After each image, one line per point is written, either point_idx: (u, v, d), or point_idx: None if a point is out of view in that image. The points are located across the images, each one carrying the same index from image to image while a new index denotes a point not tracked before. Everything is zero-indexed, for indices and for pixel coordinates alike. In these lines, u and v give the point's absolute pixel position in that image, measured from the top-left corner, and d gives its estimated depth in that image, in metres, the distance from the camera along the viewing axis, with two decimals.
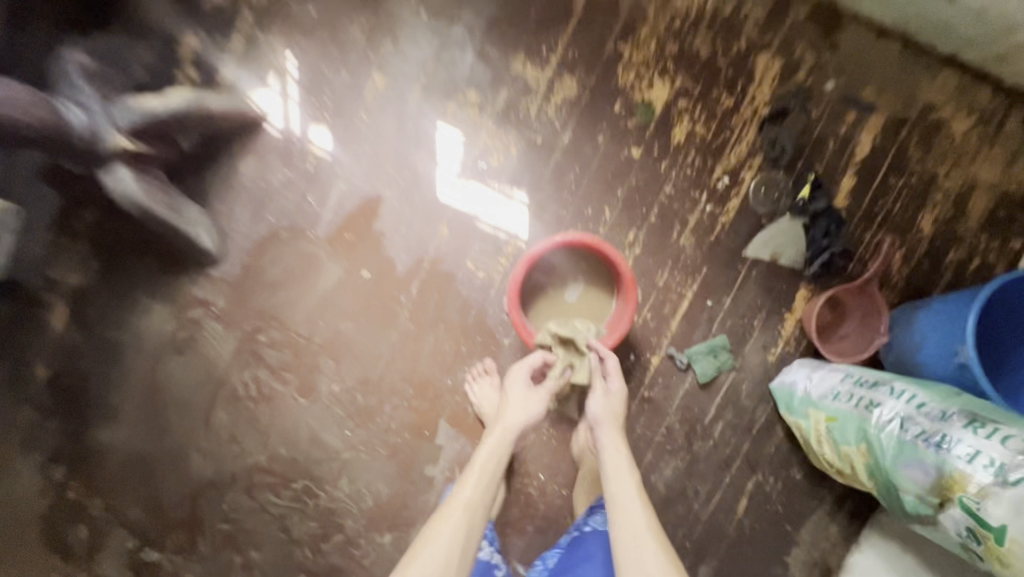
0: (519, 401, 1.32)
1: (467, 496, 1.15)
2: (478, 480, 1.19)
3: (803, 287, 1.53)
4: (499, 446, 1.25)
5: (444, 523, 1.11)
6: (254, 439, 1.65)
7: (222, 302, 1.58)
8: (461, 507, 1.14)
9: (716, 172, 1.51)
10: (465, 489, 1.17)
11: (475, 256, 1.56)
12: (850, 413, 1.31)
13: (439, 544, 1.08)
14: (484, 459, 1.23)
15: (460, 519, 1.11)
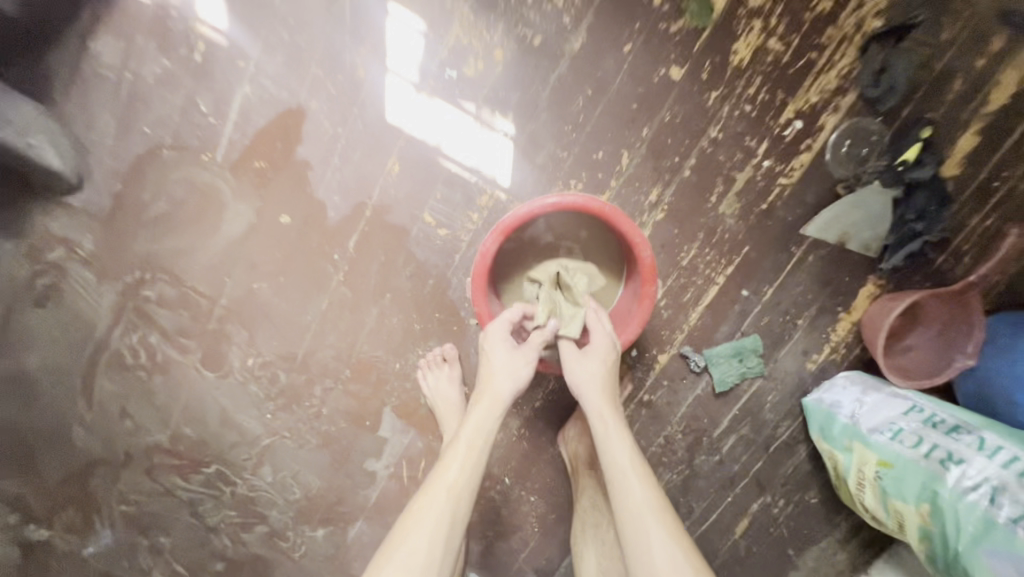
0: (502, 367, 1.01)
1: (448, 479, 0.93)
2: (461, 458, 0.95)
3: (871, 282, 1.14)
4: (483, 421, 0.99)
5: (419, 518, 0.90)
6: (150, 414, 1.32)
7: (91, 243, 1.17)
8: (439, 494, 0.92)
9: (786, 112, 1.05)
10: (443, 471, 0.95)
11: (436, 206, 1.13)
12: (912, 463, 1.00)
13: (414, 542, 0.87)
14: (468, 434, 0.98)
15: (440, 509, 0.91)
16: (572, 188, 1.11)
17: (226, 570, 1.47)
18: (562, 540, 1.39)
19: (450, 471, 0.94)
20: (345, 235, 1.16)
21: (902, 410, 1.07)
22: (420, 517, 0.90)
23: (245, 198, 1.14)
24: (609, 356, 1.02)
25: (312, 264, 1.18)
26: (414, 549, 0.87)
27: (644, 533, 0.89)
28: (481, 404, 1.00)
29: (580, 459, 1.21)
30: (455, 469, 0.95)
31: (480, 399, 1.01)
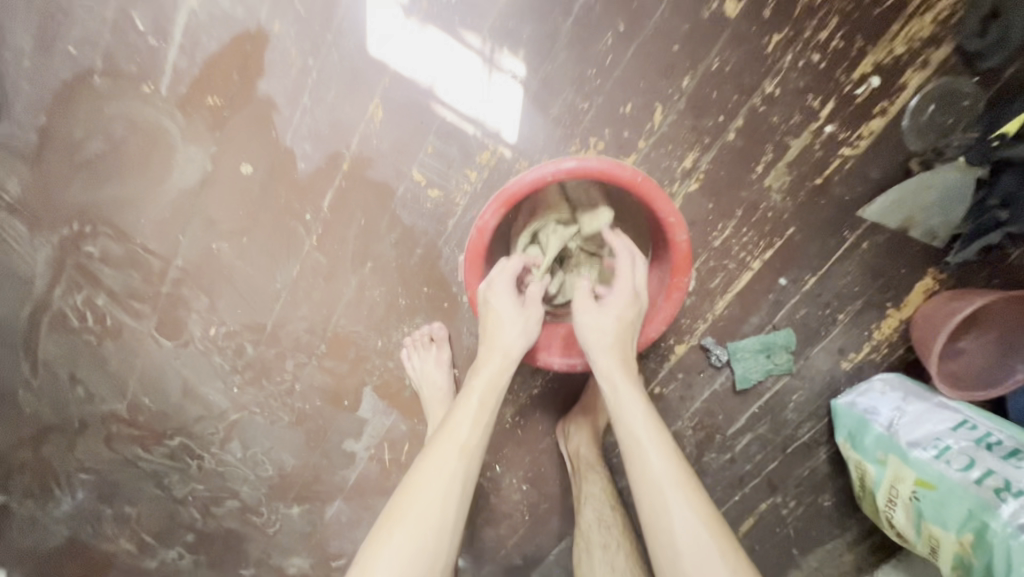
0: (513, 318, 0.85)
1: (457, 436, 0.80)
2: (472, 414, 0.82)
3: (929, 275, 0.98)
4: (496, 374, 0.85)
5: (426, 480, 0.76)
6: (105, 382, 1.18)
7: (19, 187, 0.99)
8: (446, 454, 0.78)
9: (862, 65, 0.85)
10: (450, 429, 0.81)
11: (427, 161, 0.95)
12: (960, 487, 0.87)
13: (422, 510, 0.74)
14: (480, 386, 0.84)
15: (452, 472, 0.77)
16: (592, 149, 0.92)
17: (196, 542, 1.39)
18: (553, 531, 1.30)
19: (458, 428, 0.80)
20: (318, 191, 0.98)
21: (950, 426, 0.94)
22: (427, 481, 0.76)
23: (199, 140, 0.95)
24: (630, 316, 0.84)
25: (279, 224, 1.00)
26: (423, 518, 0.74)
27: (665, 511, 0.73)
28: (488, 358, 0.85)
29: (583, 460, 1.08)
30: (467, 425, 0.81)
31: (487, 350, 0.86)
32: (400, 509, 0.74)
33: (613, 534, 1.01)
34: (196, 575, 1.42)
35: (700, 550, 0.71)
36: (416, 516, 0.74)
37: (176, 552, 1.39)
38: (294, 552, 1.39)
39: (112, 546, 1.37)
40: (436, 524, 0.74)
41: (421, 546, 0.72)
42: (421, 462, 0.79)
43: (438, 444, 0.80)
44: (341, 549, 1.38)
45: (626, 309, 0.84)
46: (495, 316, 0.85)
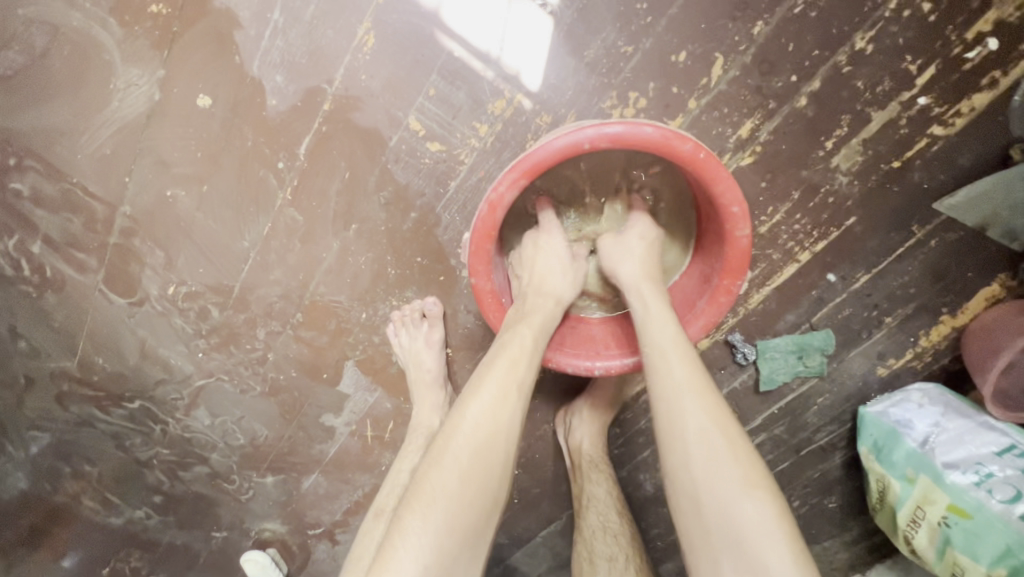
0: (558, 264, 0.75)
1: (519, 372, 0.68)
2: (527, 357, 0.69)
3: (997, 280, 0.85)
4: (549, 322, 0.73)
5: (489, 416, 0.65)
6: (51, 338, 1.05)
7: None
8: (499, 381, 0.67)
9: (981, 21, 0.68)
10: (505, 360, 0.68)
11: (428, 107, 0.77)
12: (1000, 520, 0.80)
13: (471, 443, 0.64)
14: (531, 331, 0.71)
15: (514, 410, 0.67)
16: (630, 106, 0.75)
17: (164, 503, 1.31)
18: (541, 515, 1.23)
19: (515, 360, 0.69)
20: (293, 134, 0.80)
21: (993, 450, 0.85)
22: (483, 412, 0.65)
23: (142, 60, 0.76)
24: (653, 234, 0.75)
25: (245, 171, 0.84)
26: (476, 455, 0.64)
27: (677, 421, 0.64)
28: (539, 303, 0.73)
29: (585, 459, 1.02)
30: (525, 368, 0.69)
31: (532, 294, 0.74)
32: (456, 441, 0.64)
33: (618, 543, 0.97)
34: (165, 535, 1.35)
35: (715, 459, 0.62)
36: (476, 450, 0.64)
37: (143, 512, 1.32)
38: (269, 518, 1.33)
39: (74, 503, 1.29)
40: (500, 461, 0.65)
41: (485, 485, 0.63)
42: (471, 391, 0.67)
43: (494, 378, 0.67)
44: (318, 518, 1.32)
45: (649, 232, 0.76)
46: (537, 266, 0.75)
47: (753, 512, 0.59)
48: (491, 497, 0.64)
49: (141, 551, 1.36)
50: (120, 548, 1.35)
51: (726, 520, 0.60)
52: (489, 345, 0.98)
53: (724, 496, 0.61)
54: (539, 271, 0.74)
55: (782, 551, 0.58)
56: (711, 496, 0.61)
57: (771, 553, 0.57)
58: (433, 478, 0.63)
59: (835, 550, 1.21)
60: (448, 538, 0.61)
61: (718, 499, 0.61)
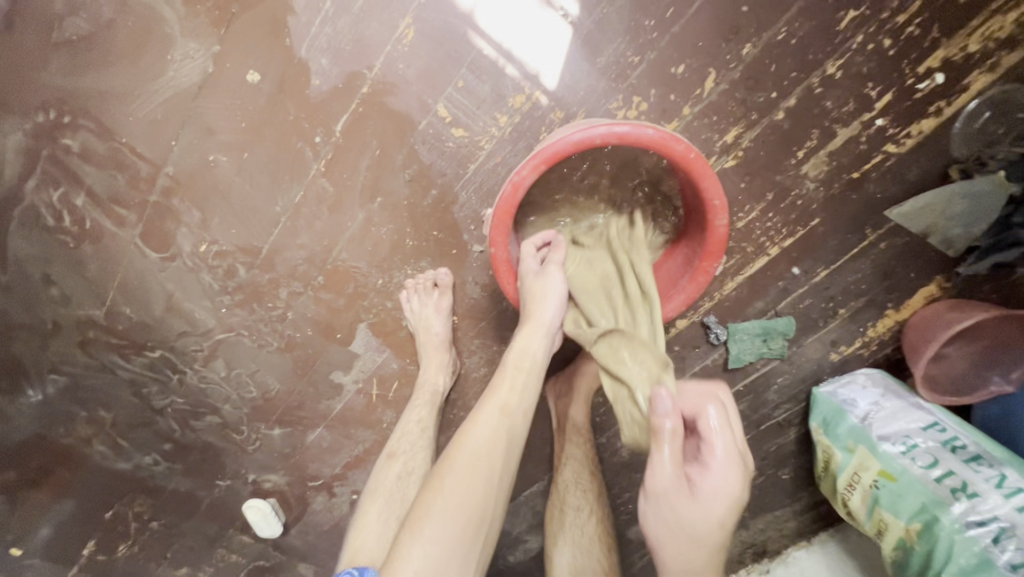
0: (543, 288, 0.82)
1: (500, 401, 0.81)
2: (512, 380, 0.82)
3: (935, 282, 0.99)
4: (529, 342, 0.84)
5: (474, 443, 0.78)
6: (82, 287, 1.12)
7: None
8: (494, 405, 0.81)
9: (930, 59, 0.81)
10: (491, 394, 0.82)
11: (455, 95, 0.87)
12: (919, 482, 0.93)
13: (467, 456, 0.77)
14: (513, 356, 0.84)
15: (498, 435, 0.79)
16: (633, 109, 0.86)
17: (173, 451, 1.39)
18: (526, 477, 1.35)
19: (498, 392, 0.82)
20: (331, 113, 0.90)
21: (921, 425, 1.00)
22: (472, 439, 0.78)
23: (200, 36, 0.86)
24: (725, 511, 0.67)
25: (284, 143, 0.93)
26: (471, 467, 0.76)
27: None
28: (524, 328, 0.84)
29: (570, 422, 1.14)
30: (507, 388, 0.82)
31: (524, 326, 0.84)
32: (448, 464, 0.77)
33: (587, 496, 1.13)
34: (170, 481, 1.44)
35: None
36: (462, 470, 0.76)
37: (152, 458, 1.40)
38: (272, 469, 1.42)
39: (85, 447, 1.36)
40: (483, 482, 0.76)
41: (468, 501, 0.75)
42: (474, 414, 0.81)
43: (483, 409, 0.81)
44: (318, 471, 1.41)
45: (717, 493, 0.66)
46: (526, 290, 0.84)
47: None
48: (475, 514, 0.75)
49: (145, 496, 1.44)
50: (126, 491, 1.43)
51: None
52: (492, 315, 1.09)
53: None
54: (529, 296, 0.83)
55: None
56: None
57: None
58: (431, 493, 0.76)
59: (785, 518, 1.36)
60: (445, 541, 0.73)
61: None
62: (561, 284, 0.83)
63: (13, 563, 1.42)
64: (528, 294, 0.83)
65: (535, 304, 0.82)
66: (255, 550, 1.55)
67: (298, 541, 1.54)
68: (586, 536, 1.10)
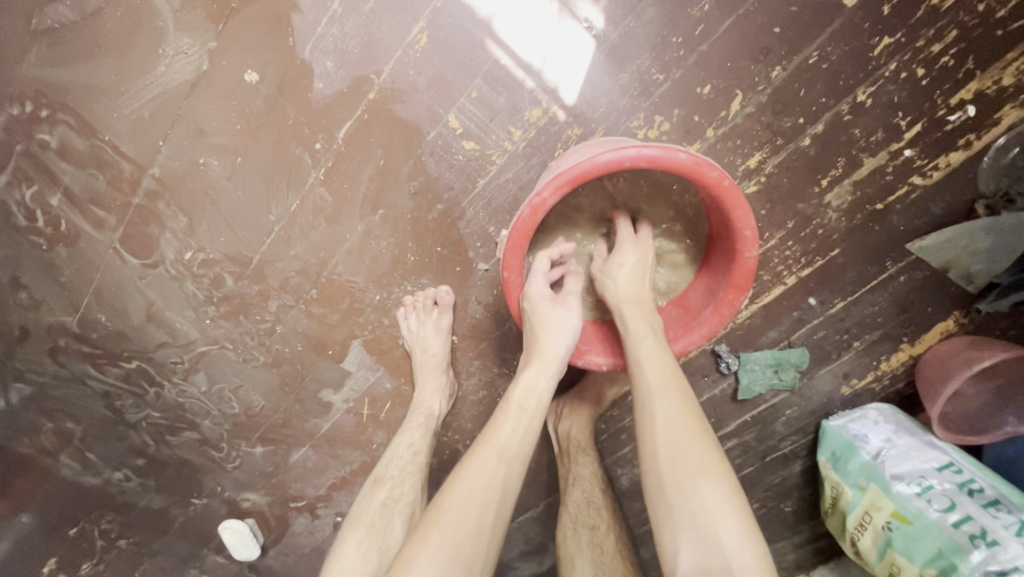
0: (556, 322, 0.78)
1: (497, 444, 0.73)
2: (513, 422, 0.75)
3: (952, 317, 0.96)
4: (537, 381, 0.77)
5: (463, 490, 0.69)
6: (53, 292, 1.04)
7: None
8: (495, 449, 0.73)
9: (964, 90, 0.78)
10: (487, 436, 0.74)
11: (468, 106, 0.83)
12: (935, 525, 0.90)
13: (459, 510, 0.68)
14: (518, 396, 0.77)
15: (492, 483, 0.70)
16: (655, 128, 0.82)
17: (146, 466, 1.31)
18: (521, 502, 1.29)
19: (499, 433, 0.74)
20: (334, 118, 0.85)
21: (935, 466, 0.96)
22: (463, 487, 0.70)
23: (195, 30, 0.80)
24: (633, 254, 0.79)
25: (282, 147, 0.87)
26: (461, 521, 0.67)
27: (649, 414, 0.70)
28: (531, 365, 0.78)
29: (573, 445, 1.09)
30: (507, 430, 0.74)
31: (534, 362, 0.78)
32: (434, 515, 0.68)
33: (600, 514, 1.06)
34: (142, 498, 1.35)
35: (676, 452, 0.66)
36: (450, 524, 0.67)
37: (123, 474, 1.32)
38: (251, 487, 1.34)
39: (50, 459, 1.27)
40: (474, 539, 0.67)
41: (455, 558, 0.65)
42: (468, 458, 0.73)
43: (477, 453, 0.73)
44: (302, 492, 1.34)
45: (637, 258, 0.79)
46: (537, 319, 0.78)
47: (706, 490, 0.63)
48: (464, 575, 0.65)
49: (114, 512, 1.35)
50: (92, 508, 1.33)
51: (692, 498, 0.63)
52: (494, 336, 1.03)
53: (683, 478, 0.65)
54: (544, 324, 0.77)
55: (728, 522, 0.61)
56: (671, 480, 0.65)
57: (721, 523, 0.61)
58: (414, 550, 0.67)
59: (786, 551, 1.32)
60: None
61: (678, 474, 0.65)
62: (573, 320, 0.78)
63: None
64: (536, 311, 0.77)
65: (547, 331, 0.77)
66: (229, 571, 1.46)
67: (276, 563, 1.46)
68: (606, 553, 1.00)
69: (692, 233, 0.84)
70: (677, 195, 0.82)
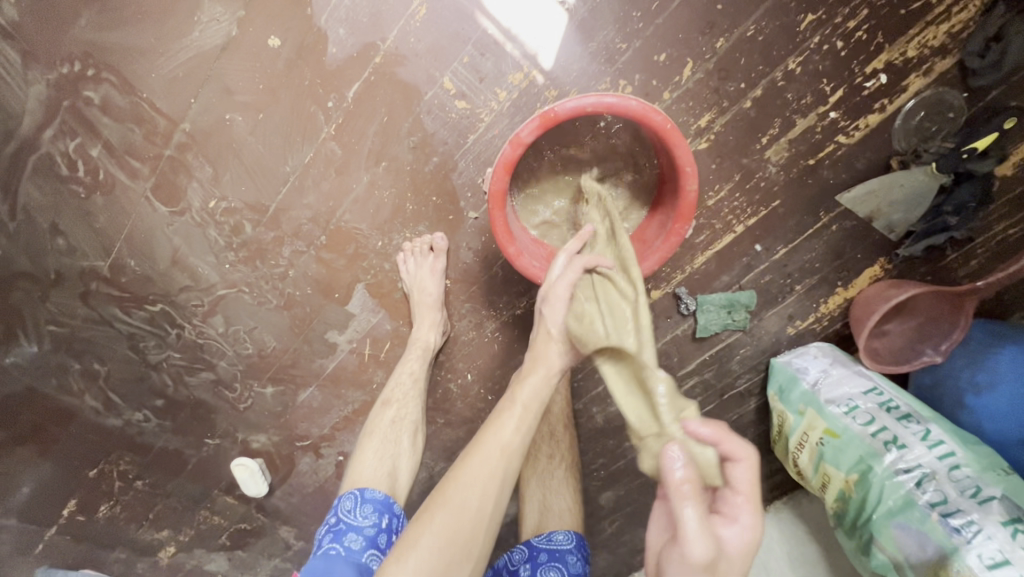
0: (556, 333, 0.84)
1: (500, 440, 0.78)
2: (516, 420, 0.79)
3: (878, 263, 1.11)
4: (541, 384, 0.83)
5: (468, 480, 0.74)
6: (89, 238, 1.17)
7: (32, 16, 0.97)
8: (499, 448, 0.77)
9: (876, 60, 0.93)
10: (493, 432, 0.78)
11: (460, 70, 0.96)
12: (859, 438, 1.04)
13: (463, 497, 0.74)
14: (524, 397, 0.81)
15: (495, 476, 0.75)
16: (619, 91, 0.96)
17: (164, 408, 1.42)
18: None
19: (502, 429, 0.79)
20: (345, 79, 0.99)
21: (862, 390, 1.11)
22: (467, 479, 0.74)
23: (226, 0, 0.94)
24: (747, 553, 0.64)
25: (299, 106, 1.01)
26: (463, 508, 0.73)
27: None
28: (535, 370, 0.84)
29: None
30: (512, 428, 0.79)
31: (537, 364, 0.84)
32: (438, 500, 0.74)
33: (559, 449, 1.22)
34: (160, 438, 1.45)
35: None
36: (454, 507, 0.73)
37: (143, 414, 1.42)
38: (261, 429, 1.45)
39: (76, 401, 1.38)
40: (472, 523, 0.73)
41: (453, 542, 0.72)
42: (471, 451, 0.77)
43: (482, 445, 0.77)
44: (307, 432, 1.45)
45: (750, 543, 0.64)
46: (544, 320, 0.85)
47: None
48: (462, 547, 0.72)
49: (131, 454, 1.46)
50: (112, 450, 1.44)
51: None
52: (483, 280, 1.17)
53: None
54: (554, 333, 0.83)
55: None
56: None
57: None
58: (418, 528, 0.73)
59: None
60: None
61: None
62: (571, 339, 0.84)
63: None
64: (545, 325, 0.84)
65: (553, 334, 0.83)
66: (238, 512, 1.58)
67: (282, 504, 1.57)
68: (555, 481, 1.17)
69: (650, 181, 0.98)
70: (637, 146, 0.96)
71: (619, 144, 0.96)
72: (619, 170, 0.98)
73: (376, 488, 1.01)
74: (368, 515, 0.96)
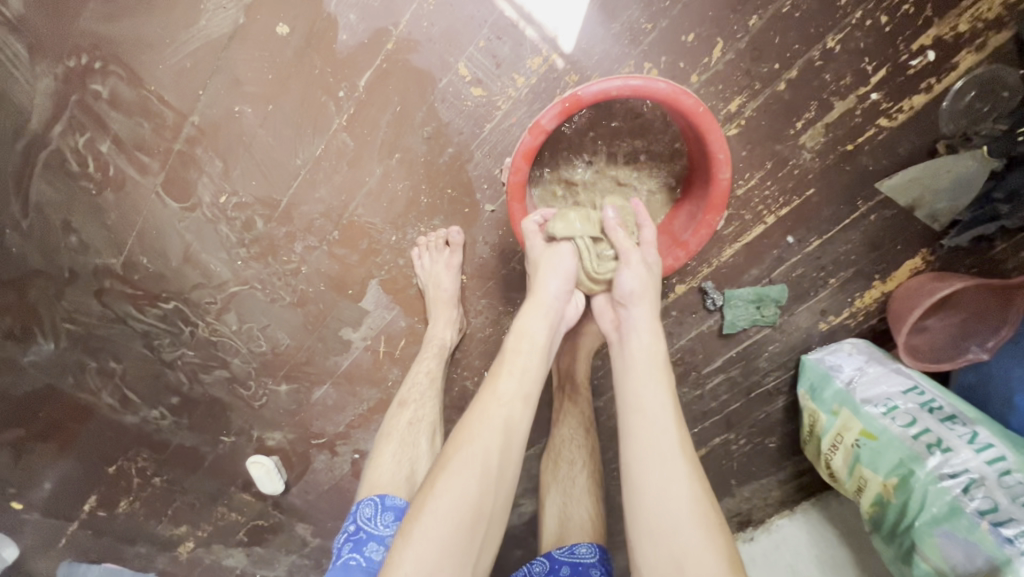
0: (552, 264, 0.87)
1: (496, 391, 0.80)
2: (511, 371, 0.82)
3: (920, 255, 1.05)
4: (535, 331, 0.86)
5: (466, 438, 0.76)
6: (101, 234, 1.15)
7: (37, 8, 0.94)
8: (498, 401, 0.79)
9: (924, 36, 0.87)
10: (491, 388, 0.81)
11: (476, 55, 0.92)
12: (898, 439, 0.99)
13: (466, 457, 0.74)
14: (512, 341, 0.85)
15: (494, 427, 0.77)
16: (644, 74, 0.91)
17: (179, 405, 1.40)
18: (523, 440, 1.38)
19: (499, 382, 0.81)
20: (357, 68, 0.95)
21: (901, 389, 1.05)
22: (469, 437, 0.76)
23: None
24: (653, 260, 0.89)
25: (309, 97, 0.98)
26: (466, 465, 0.74)
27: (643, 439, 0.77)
28: (529, 311, 0.87)
29: (570, 377, 1.20)
30: (509, 378, 0.82)
31: (533, 308, 0.87)
32: (442, 465, 0.75)
33: (580, 451, 1.16)
34: (176, 436, 1.45)
35: (676, 526, 0.71)
36: (457, 467, 0.73)
37: (158, 412, 1.41)
38: (276, 427, 1.43)
39: (92, 399, 1.37)
40: (478, 482, 0.73)
41: (460, 500, 0.72)
42: (471, 409, 0.80)
43: (481, 400, 0.80)
44: (322, 429, 1.43)
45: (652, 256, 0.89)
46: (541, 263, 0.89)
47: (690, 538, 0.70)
48: (470, 510, 0.72)
49: (149, 451, 1.45)
50: (130, 446, 1.44)
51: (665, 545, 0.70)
52: (500, 275, 1.13)
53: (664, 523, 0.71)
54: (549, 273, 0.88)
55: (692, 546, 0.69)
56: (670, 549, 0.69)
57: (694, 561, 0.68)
58: (426, 497, 0.73)
59: (770, 488, 1.40)
60: (434, 543, 0.69)
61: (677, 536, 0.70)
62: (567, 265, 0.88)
63: (14, 518, 1.44)
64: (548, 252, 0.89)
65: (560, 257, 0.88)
66: (255, 510, 1.57)
67: (298, 501, 1.56)
68: (575, 484, 1.12)
69: (679, 167, 0.93)
70: (665, 129, 0.91)
71: (647, 128, 0.91)
72: (647, 156, 0.93)
73: (396, 495, 0.97)
74: (389, 523, 0.93)
